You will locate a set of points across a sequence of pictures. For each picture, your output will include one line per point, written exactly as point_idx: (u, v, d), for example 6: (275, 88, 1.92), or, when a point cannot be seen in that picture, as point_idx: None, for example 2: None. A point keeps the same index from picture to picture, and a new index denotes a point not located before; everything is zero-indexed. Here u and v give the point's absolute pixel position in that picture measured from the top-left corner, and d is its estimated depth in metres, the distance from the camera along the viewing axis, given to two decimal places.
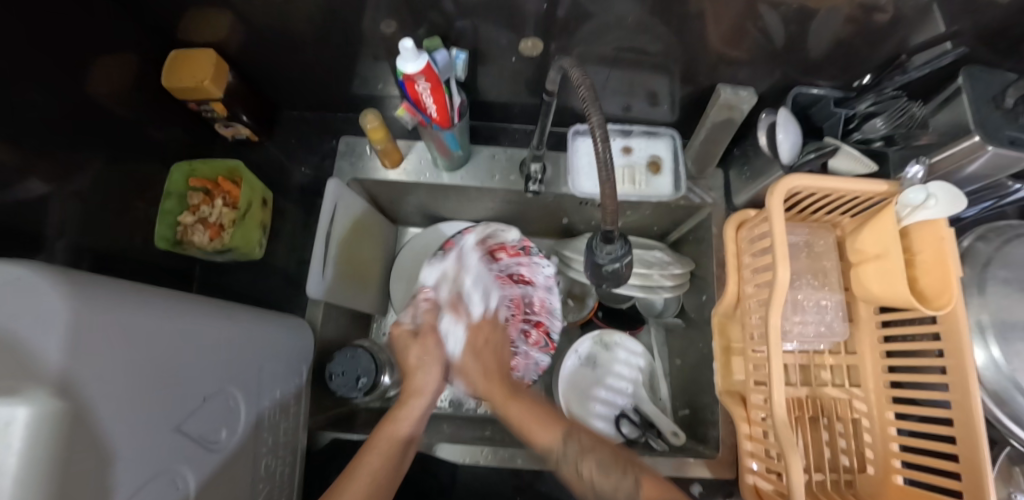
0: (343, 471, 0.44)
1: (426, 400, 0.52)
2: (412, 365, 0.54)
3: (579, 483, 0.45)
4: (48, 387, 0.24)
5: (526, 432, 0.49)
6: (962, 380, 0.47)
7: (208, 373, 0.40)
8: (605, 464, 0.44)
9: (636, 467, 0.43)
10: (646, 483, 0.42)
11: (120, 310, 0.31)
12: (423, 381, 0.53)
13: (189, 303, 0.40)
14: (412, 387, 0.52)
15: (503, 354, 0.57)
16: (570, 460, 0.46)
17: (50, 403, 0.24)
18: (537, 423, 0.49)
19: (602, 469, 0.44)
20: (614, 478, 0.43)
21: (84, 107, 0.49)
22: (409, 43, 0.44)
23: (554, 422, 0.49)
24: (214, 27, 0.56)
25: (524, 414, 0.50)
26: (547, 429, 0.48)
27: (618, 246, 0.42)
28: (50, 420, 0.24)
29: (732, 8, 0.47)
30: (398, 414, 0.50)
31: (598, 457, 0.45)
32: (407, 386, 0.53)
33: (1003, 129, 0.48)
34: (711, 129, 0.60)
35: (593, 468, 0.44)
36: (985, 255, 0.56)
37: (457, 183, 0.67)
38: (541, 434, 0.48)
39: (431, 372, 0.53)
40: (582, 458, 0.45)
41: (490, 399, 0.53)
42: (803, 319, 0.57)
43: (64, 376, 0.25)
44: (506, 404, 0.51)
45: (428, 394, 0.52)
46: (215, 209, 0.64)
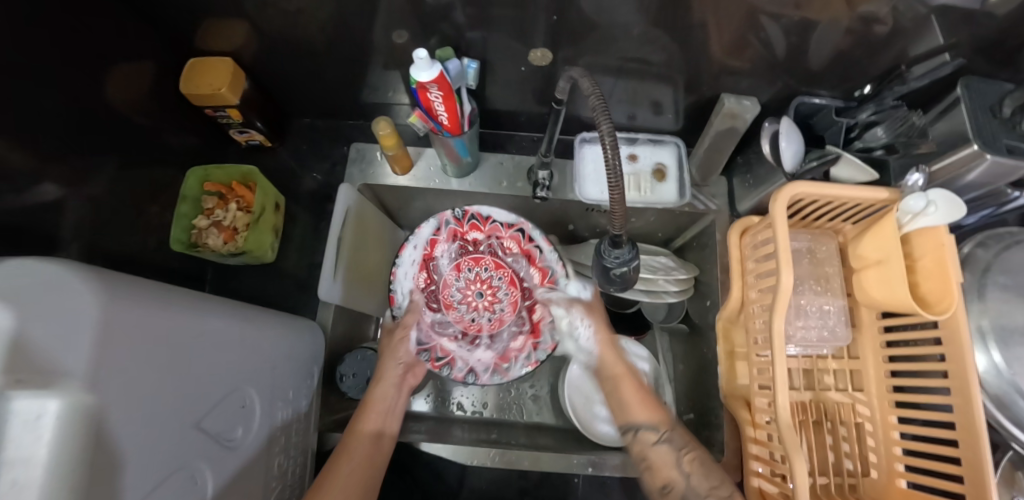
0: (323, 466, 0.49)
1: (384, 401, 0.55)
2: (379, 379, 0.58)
3: (679, 467, 0.49)
4: (77, 384, 0.25)
5: (629, 403, 0.55)
6: (963, 385, 0.48)
7: (226, 371, 0.41)
8: (708, 464, 0.49)
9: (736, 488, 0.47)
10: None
11: (143, 309, 0.32)
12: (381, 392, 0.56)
13: (207, 303, 0.41)
14: (371, 401, 0.55)
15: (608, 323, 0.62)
16: (676, 446, 0.50)
17: (79, 399, 0.25)
18: (639, 400, 0.55)
19: (704, 469, 0.48)
20: (716, 481, 0.47)
21: (102, 112, 0.50)
22: (423, 53, 0.46)
23: (663, 410, 0.54)
24: (231, 36, 0.58)
25: (635, 391, 0.56)
26: (645, 409, 0.54)
27: (626, 250, 0.43)
28: (77, 415, 0.25)
29: (734, 19, 0.49)
30: (365, 409, 0.54)
31: (699, 456, 0.50)
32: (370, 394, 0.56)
33: (1001, 138, 0.49)
34: (715, 138, 0.61)
35: (696, 464, 0.49)
36: (984, 261, 0.57)
37: (465, 189, 0.68)
38: (637, 410, 0.54)
39: (384, 390, 0.56)
40: (685, 454, 0.50)
41: (607, 378, 0.58)
42: (806, 324, 0.58)
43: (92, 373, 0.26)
44: (623, 378, 0.57)
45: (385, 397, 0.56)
46: (229, 213, 0.65)
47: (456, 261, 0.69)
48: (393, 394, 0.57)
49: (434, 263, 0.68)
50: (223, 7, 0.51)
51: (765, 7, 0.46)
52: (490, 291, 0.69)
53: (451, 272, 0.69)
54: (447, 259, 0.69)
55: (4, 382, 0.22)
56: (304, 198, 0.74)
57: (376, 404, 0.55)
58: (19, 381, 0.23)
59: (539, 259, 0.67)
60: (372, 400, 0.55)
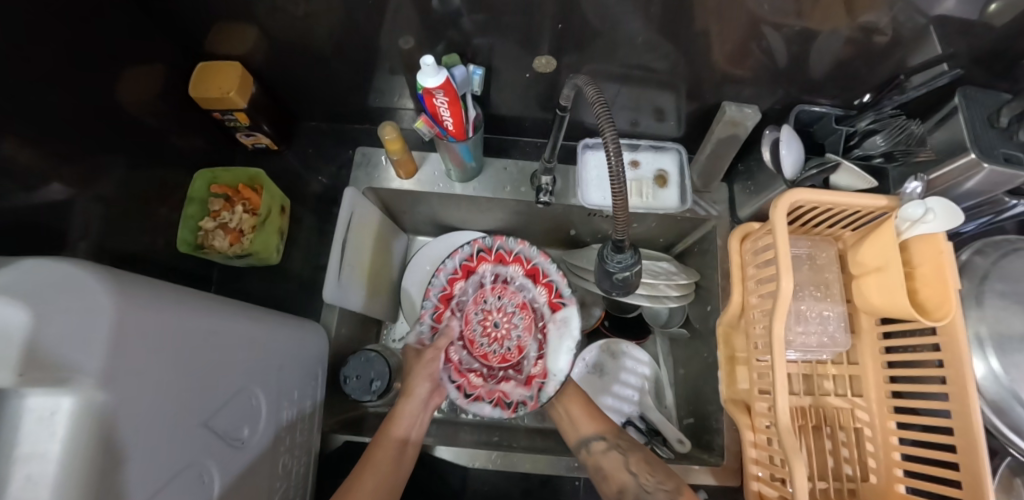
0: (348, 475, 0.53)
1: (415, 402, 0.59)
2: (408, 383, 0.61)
3: (626, 469, 0.55)
4: (92, 382, 0.26)
5: (575, 419, 0.61)
6: (961, 390, 0.48)
7: (235, 371, 0.41)
8: (652, 461, 0.56)
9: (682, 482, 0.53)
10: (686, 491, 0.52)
11: (156, 309, 0.32)
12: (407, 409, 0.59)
13: (216, 304, 0.41)
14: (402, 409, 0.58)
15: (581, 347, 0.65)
16: (622, 452, 0.57)
17: (92, 397, 0.26)
18: (585, 418, 0.61)
19: (650, 468, 0.55)
20: (659, 475, 0.54)
21: (112, 114, 0.51)
22: (429, 59, 0.46)
23: (607, 422, 0.61)
24: (240, 41, 0.59)
25: (582, 409, 0.62)
26: (592, 422, 0.60)
27: (628, 255, 0.44)
28: (89, 413, 0.26)
29: (735, 28, 0.49)
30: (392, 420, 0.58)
31: (642, 457, 0.56)
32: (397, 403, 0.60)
33: (998, 147, 0.50)
34: (716, 145, 0.62)
35: (641, 464, 0.55)
36: (983, 268, 0.57)
37: (469, 194, 0.69)
38: (587, 425, 0.60)
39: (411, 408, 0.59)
40: (629, 455, 0.56)
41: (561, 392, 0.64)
42: (806, 330, 0.58)
43: (107, 371, 0.27)
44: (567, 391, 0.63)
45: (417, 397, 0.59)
46: (236, 215, 0.66)
47: (472, 305, 0.65)
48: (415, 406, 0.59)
49: (457, 306, 0.66)
50: (234, 12, 0.52)
51: (767, 17, 0.47)
52: (504, 321, 0.65)
53: (478, 314, 0.65)
54: (462, 307, 0.65)
55: (20, 382, 0.23)
56: (310, 200, 0.75)
57: (403, 414, 0.59)
58: (36, 381, 0.24)
59: (543, 275, 0.65)
60: (398, 413, 0.58)
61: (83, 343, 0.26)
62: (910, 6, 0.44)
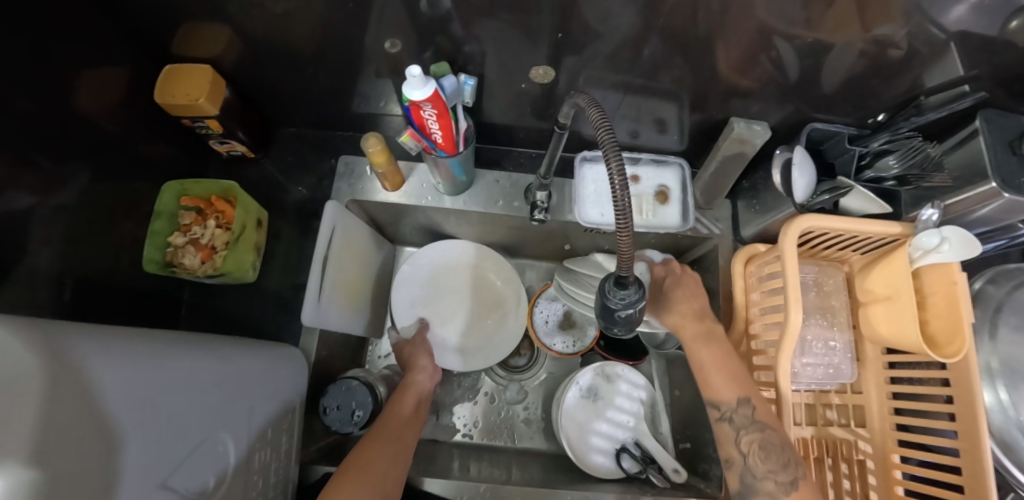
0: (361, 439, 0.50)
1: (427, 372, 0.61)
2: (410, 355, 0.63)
3: (735, 446, 0.46)
4: (23, 456, 0.22)
5: (710, 381, 0.50)
6: (971, 428, 0.46)
7: (197, 419, 0.37)
8: (770, 445, 0.44)
9: (798, 469, 0.43)
10: (801, 485, 0.43)
11: (97, 364, 0.29)
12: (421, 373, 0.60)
13: (171, 346, 0.37)
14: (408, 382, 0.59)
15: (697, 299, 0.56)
16: (737, 425, 0.47)
17: (24, 474, 0.22)
18: (727, 377, 0.49)
19: (764, 451, 0.45)
20: (775, 464, 0.44)
21: (69, 122, 0.46)
22: (416, 70, 0.42)
23: (745, 385, 0.48)
24: (211, 42, 0.54)
25: (714, 362, 0.51)
26: (730, 384, 0.49)
27: (632, 291, 0.40)
28: (26, 490, 0.21)
29: (745, 38, 0.46)
30: (407, 386, 0.58)
31: (762, 439, 0.45)
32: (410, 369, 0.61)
33: (1020, 176, 0.48)
34: (721, 163, 0.58)
35: (755, 446, 0.45)
36: (996, 299, 0.55)
37: (459, 208, 0.65)
38: (720, 387, 0.49)
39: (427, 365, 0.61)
40: (749, 431, 0.46)
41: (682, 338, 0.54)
42: (811, 361, 0.55)
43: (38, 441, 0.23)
44: (695, 348, 0.52)
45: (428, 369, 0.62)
46: (207, 231, 0.61)
47: None
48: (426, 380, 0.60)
49: None
50: (203, 9, 0.48)
51: (781, 29, 0.44)
52: None
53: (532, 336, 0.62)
54: None
55: None
56: (290, 210, 0.70)
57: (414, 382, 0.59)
58: None
59: None
60: (411, 384, 0.59)
61: (13, 411, 0.22)
62: (929, 20, 0.41)
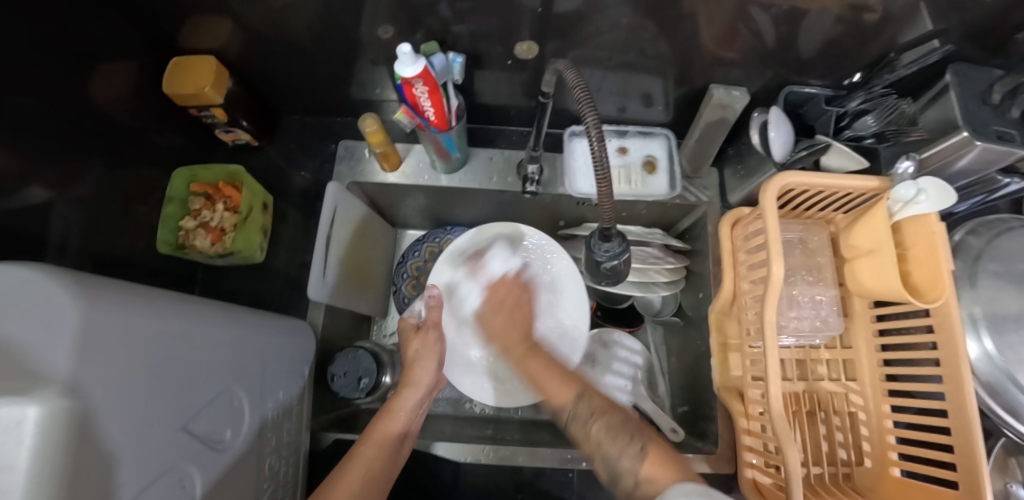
0: (340, 461, 0.47)
1: (420, 393, 0.56)
2: (411, 357, 0.58)
3: (589, 439, 0.45)
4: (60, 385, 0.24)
5: (548, 390, 0.50)
6: (955, 371, 0.48)
7: (213, 374, 0.41)
8: (614, 427, 0.44)
9: (647, 435, 0.42)
10: (651, 449, 0.40)
11: (122, 314, 0.31)
12: (421, 375, 0.57)
13: (191, 306, 0.40)
14: (412, 380, 0.57)
15: (523, 313, 0.58)
16: (581, 418, 0.46)
17: (61, 403, 0.24)
18: (558, 381, 0.50)
19: (612, 433, 0.43)
20: (623, 440, 0.42)
21: (86, 115, 0.49)
22: (407, 48, 0.45)
23: (575, 382, 0.49)
24: (214, 34, 0.57)
25: (542, 369, 0.52)
26: (564, 387, 0.49)
27: (616, 243, 0.42)
28: (62, 417, 0.24)
29: (723, 8, 0.48)
30: (394, 407, 0.54)
31: (608, 421, 0.45)
32: (405, 377, 0.57)
33: (991, 125, 0.50)
34: (705, 129, 0.60)
35: (602, 430, 0.44)
36: (976, 249, 0.57)
37: (455, 185, 0.67)
38: (558, 393, 0.49)
39: (428, 369, 0.58)
40: (594, 420, 0.45)
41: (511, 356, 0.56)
42: (798, 315, 0.57)
43: (75, 376, 0.26)
44: (526, 361, 0.54)
45: (423, 388, 0.57)
46: (217, 213, 0.64)
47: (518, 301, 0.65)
48: (420, 398, 0.56)
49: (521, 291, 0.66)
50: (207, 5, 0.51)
51: None
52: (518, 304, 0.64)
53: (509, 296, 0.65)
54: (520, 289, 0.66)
55: None
56: (294, 196, 0.73)
57: (400, 407, 0.54)
58: None
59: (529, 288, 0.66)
60: (393, 407, 0.54)
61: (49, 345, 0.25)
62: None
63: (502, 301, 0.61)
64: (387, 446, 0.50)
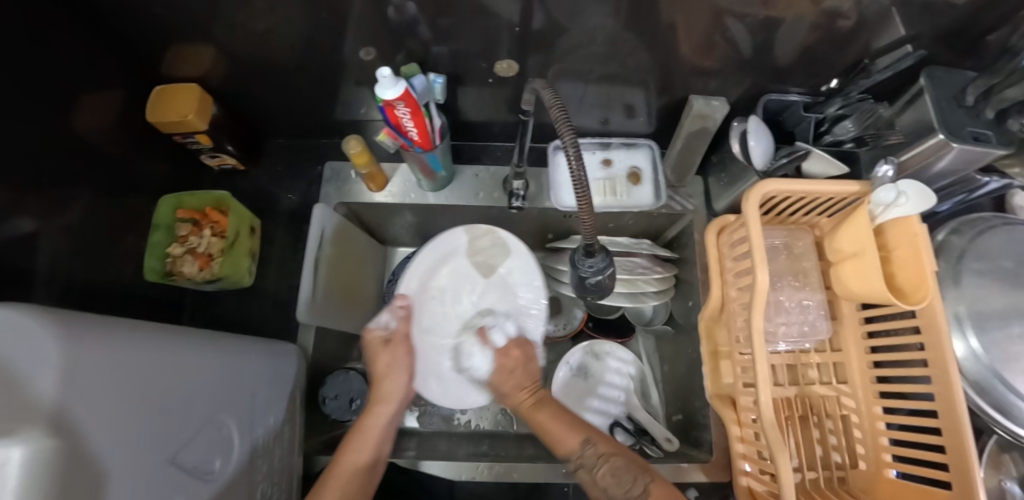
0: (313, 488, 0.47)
1: (391, 408, 0.55)
2: (381, 373, 0.57)
3: (597, 486, 0.46)
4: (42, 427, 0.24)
5: (554, 439, 0.50)
6: (943, 371, 0.48)
7: (201, 404, 0.40)
8: (619, 471, 0.45)
9: (647, 474, 0.44)
10: (653, 490, 0.43)
11: (106, 350, 0.31)
12: (389, 389, 0.56)
13: (177, 337, 0.40)
14: (384, 395, 0.55)
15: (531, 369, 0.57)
16: (589, 467, 0.47)
17: (45, 445, 0.24)
18: (564, 428, 0.50)
19: (617, 477, 0.45)
20: (627, 482, 0.44)
21: (71, 146, 0.49)
22: (386, 71, 0.46)
23: (582, 427, 0.49)
24: (197, 61, 0.58)
25: (550, 420, 0.51)
26: (569, 432, 0.49)
27: (600, 259, 0.43)
28: (46, 459, 0.24)
29: (700, 19, 0.48)
30: (365, 426, 0.53)
31: (613, 465, 0.46)
32: (376, 392, 0.56)
33: (966, 126, 0.51)
34: (687, 139, 0.61)
35: (608, 477, 0.45)
36: (959, 248, 0.57)
37: (442, 203, 0.67)
38: (563, 441, 0.49)
39: (398, 381, 0.57)
40: (600, 464, 0.47)
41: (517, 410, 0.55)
42: (787, 320, 0.58)
43: (60, 412, 0.26)
44: (535, 413, 0.52)
45: (393, 402, 0.56)
46: (204, 240, 0.63)
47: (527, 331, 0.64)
48: (391, 415, 0.55)
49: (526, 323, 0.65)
50: (190, 31, 0.51)
51: (730, 8, 0.47)
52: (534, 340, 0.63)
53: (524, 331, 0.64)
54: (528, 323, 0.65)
55: None
56: (281, 218, 0.73)
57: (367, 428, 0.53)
58: None
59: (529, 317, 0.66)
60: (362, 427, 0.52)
61: None
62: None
63: (510, 365, 0.58)
64: (350, 480, 0.48)
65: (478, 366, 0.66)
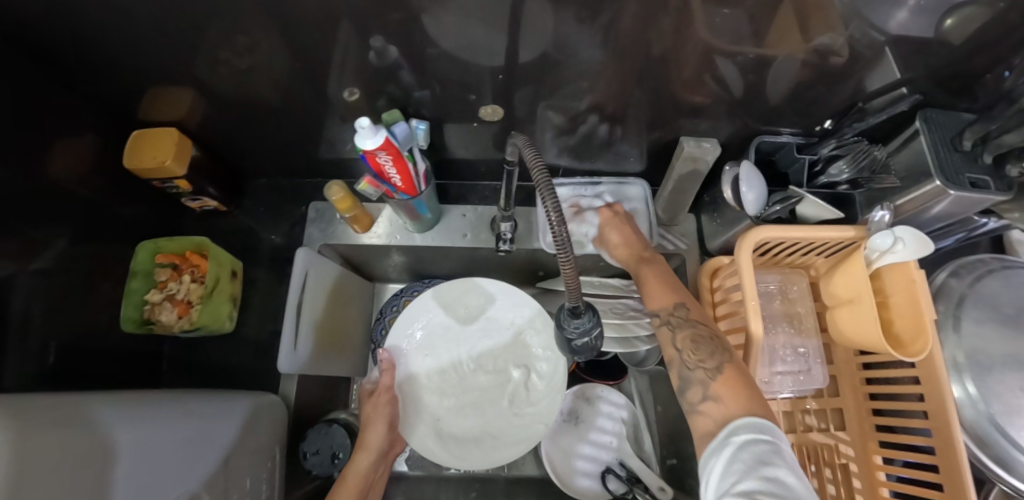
0: None
1: (372, 455, 0.54)
2: (363, 421, 0.57)
3: (671, 346, 0.44)
4: None
5: (647, 294, 0.49)
6: (945, 425, 0.46)
7: (172, 475, 0.38)
8: (700, 338, 0.42)
9: (726, 354, 0.41)
10: (726, 368, 0.40)
11: (57, 437, 0.30)
12: (372, 436, 0.55)
13: (130, 416, 0.38)
14: (363, 444, 0.54)
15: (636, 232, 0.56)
16: (672, 326, 0.45)
17: None
18: (655, 289, 0.49)
19: (696, 344, 0.42)
20: (704, 351, 0.42)
21: (44, 192, 0.48)
22: (365, 121, 0.45)
23: (679, 293, 0.47)
24: (175, 103, 0.56)
25: (654, 279, 0.50)
26: (663, 295, 0.48)
27: (586, 319, 0.41)
28: None
29: (688, 60, 0.47)
30: (348, 474, 0.52)
31: (695, 332, 0.43)
32: (359, 441, 0.56)
33: (964, 172, 0.49)
34: (677, 181, 0.59)
35: (687, 341, 0.43)
36: (959, 292, 0.56)
37: (428, 244, 0.66)
38: (654, 301, 0.48)
39: (377, 430, 0.55)
40: (681, 329, 0.44)
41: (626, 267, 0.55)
42: (783, 369, 0.56)
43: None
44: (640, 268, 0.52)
45: (375, 450, 0.54)
46: (182, 285, 0.61)
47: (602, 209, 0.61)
48: (372, 462, 0.54)
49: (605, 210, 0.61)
50: (168, 71, 0.50)
51: (719, 49, 0.45)
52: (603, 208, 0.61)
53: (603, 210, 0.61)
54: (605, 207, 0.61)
55: None
56: (264, 259, 0.71)
57: (353, 476, 0.52)
58: None
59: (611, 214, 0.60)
60: (346, 479, 0.51)
61: None
62: (866, 26, 0.42)
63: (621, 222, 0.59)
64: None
65: (478, 420, 0.63)
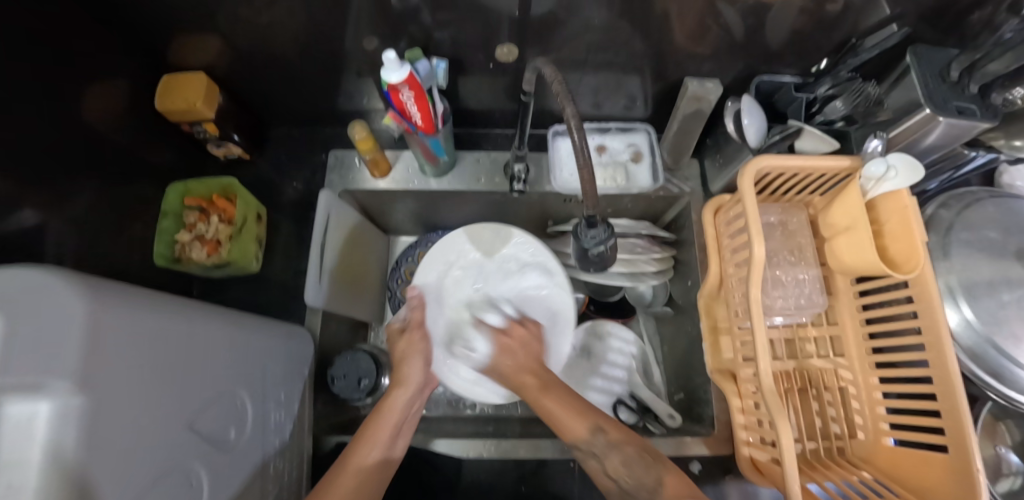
0: (337, 462, 0.48)
1: (410, 391, 0.56)
2: (398, 358, 0.59)
3: (607, 476, 0.49)
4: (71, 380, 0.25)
5: (560, 422, 0.51)
6: (936, 338, 0.49)
7: (217, 373, 0.41)
8: (630, 461, 0.47)
9: (659, 467, 0.45)
10: (666, 482, 0.43)
11: (137, 314, 0.32)
12: (409, 372, 0.58)
13: (193, 307, 0.41)
14: (401, 380, 0.56)
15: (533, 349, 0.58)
16: (601, 457, 0.49)
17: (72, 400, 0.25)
18: (569, 413, 0.51)
19: (629, 467, 0.46)
20: (640, 471, 0.45)
21: (80, 135, 0.50)
22: (391, 54, 0.46)
23: (591, 415, 0.51)
24: (203, 50, 0.59)
25: (559, 407, 0.51)
26: (577, 419, 0.50)
27: (600, 230, 0.44)
28: (72, 416, 0.25)
29: (691, 6, 0.50)
30: (386, 404, 0.54)
31: (625, 456, 0.47)
32: (396, 377, 0.58)
33: (951, 100, 0.52)
34: (682, 120, 0.63)
35: (620, 468, 0.47)
36: (948, 220, 0.59)
37: (445, 188, 0.69)
38: (571, 425, 0.50)
39: (414, 367, 0.58)
40: (612, 453, 0.48)
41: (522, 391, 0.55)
42: (783, 294, 0.59)
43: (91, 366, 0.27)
44: (541, 396, 0.53)
45: (413, 385, 0.57)
46: (212, 226, 0.65)
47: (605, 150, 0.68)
48: (410, 398, 0.56)
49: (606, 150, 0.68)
50: (195, 23, 0.53)
51: None
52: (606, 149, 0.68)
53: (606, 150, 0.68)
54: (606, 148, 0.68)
55: None
56: (286, 207, 0.75)
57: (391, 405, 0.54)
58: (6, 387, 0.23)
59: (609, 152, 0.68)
60: (382, 409, 0.53)
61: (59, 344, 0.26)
62: None
63: (513, 346, 0.60)
64: (369, 478, 0.47)
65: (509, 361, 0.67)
